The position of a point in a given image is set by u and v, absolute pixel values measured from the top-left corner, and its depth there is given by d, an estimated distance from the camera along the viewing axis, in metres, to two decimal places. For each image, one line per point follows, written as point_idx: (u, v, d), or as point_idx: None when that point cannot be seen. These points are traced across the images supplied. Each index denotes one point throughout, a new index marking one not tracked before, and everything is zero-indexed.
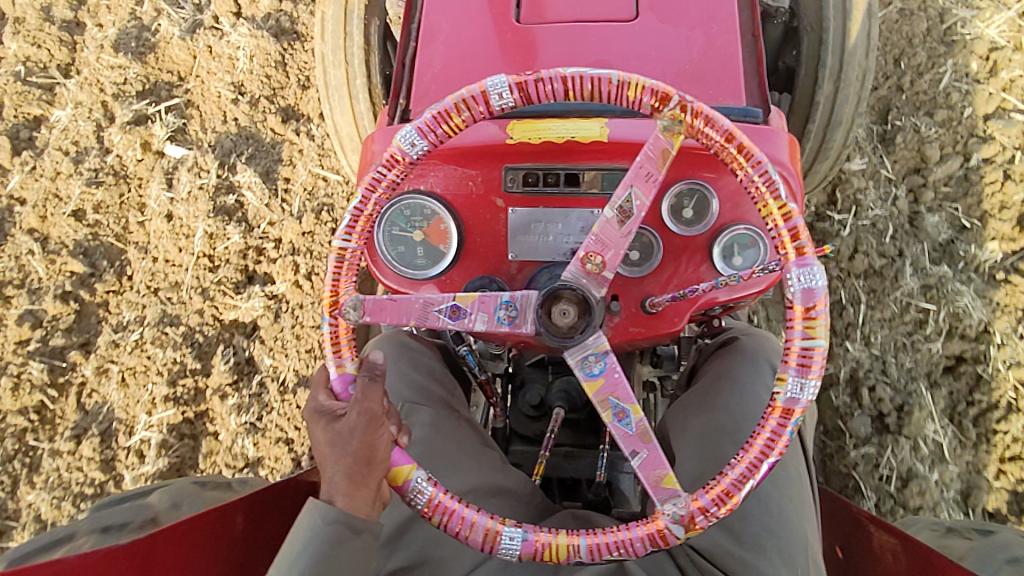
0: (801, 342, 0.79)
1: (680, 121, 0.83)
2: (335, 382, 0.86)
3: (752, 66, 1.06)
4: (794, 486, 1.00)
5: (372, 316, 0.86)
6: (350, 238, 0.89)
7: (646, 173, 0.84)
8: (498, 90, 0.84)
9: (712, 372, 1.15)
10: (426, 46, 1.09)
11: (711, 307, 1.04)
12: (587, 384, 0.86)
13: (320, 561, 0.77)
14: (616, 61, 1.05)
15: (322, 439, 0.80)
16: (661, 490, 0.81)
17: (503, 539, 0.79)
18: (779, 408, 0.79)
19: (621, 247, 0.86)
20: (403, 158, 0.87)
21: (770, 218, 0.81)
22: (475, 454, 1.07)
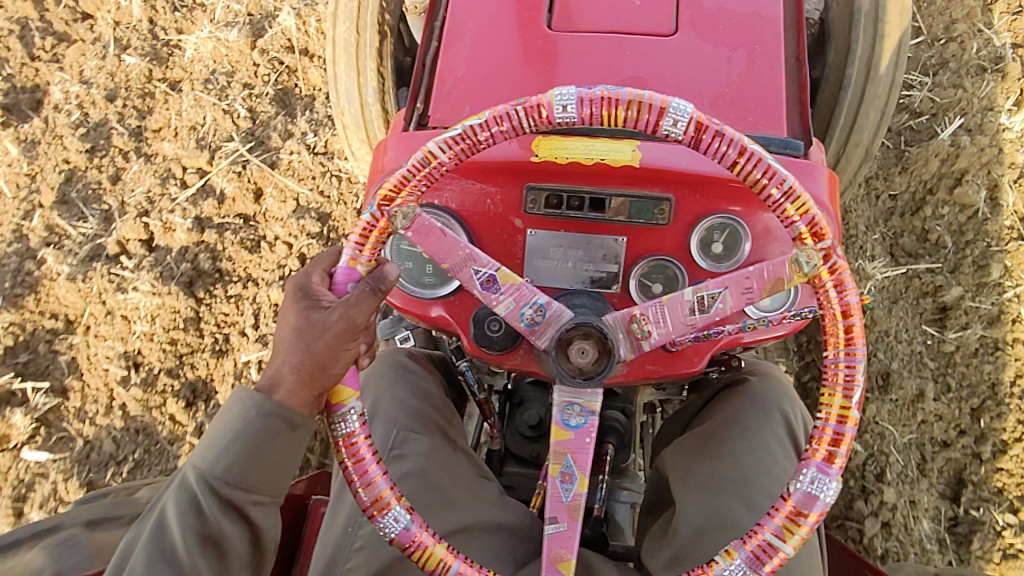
0: (771, 535, 0.73)
1: (812, 267, 0.76)
2: (341, 273, 0.79)
3: (795, 94, 0.99)
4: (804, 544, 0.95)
5: (416, 236, 0.83)
6: (444, 150, 0.79)
7: (746, 287, 0.81)
8: (676, 116, 0.75)
9: (716, 414, 1.09)
10: (449, 47, 1.03)
11: (733, 348, 0.98)
12: (556, 428, 0.81)
13: (249, 454, 0.73)
14: (651, 79, 0.98)
15: (292, 323, 0.75)
16: (552, 569, 0.78)
17: (388, 514, 0.74)
18: (707, 572, 0.73)
19: (675, 331, 0.81)
20: (548, 118, 0.76)
21: (827, 407, 0.75)
22: (470, 489, 1.00)
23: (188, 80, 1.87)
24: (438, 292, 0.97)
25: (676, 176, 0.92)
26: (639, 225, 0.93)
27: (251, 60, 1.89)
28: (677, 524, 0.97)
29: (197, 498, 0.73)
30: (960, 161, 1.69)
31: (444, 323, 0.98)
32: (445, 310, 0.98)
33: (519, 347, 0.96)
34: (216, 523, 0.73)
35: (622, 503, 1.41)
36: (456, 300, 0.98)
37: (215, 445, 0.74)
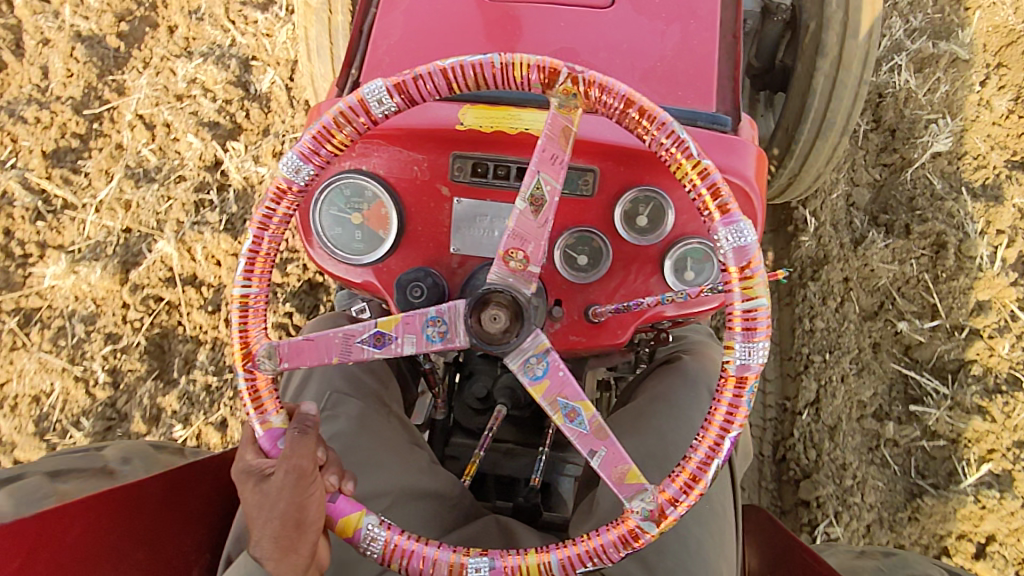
0: (742, 305, 0.74)
1: (573, 96, 0.77)
2: (261, 438, 0.81)
3: (728, 70, 0.99)
4: (717, 517, 0.93)
5: (290, 361, 0.82)
6: (251, 283, 0.83)
7: (550, 156, 0.80)
8: (376, 96, 0.80)
9: (650, 392, 1.08)
10: (385, 14, 1.02)
11: (659, 321, 0.99)
12: (533, 387, 0.81)
13: None
14: (584, 51, 0.98)
15: (250, 501, 0.77)
16: (626, 486, 0.77)
17: (469, 570, 0.75)
18: (733, 378, 0.74)
19: (541, 239, 0.81)
20: (288, 186, 0.82)
21: (686, 178, 0.75)
22: (398, 453, 1.04)
23: (47, 309, 1.75)
24: (363, 260, 0.97)
25: (600, 148, 0.93)
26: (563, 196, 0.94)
27: (118, 298, 1.76)
28: (599, 498, 0.97)
29: None
30: (986, 523, 1.63)
31: (371, 288, 0.99)
32: (372, 276, 0.99)
33: None
34: None
35: (566, 475, 1.41)
36: (384, 265, 0.99)
37: None
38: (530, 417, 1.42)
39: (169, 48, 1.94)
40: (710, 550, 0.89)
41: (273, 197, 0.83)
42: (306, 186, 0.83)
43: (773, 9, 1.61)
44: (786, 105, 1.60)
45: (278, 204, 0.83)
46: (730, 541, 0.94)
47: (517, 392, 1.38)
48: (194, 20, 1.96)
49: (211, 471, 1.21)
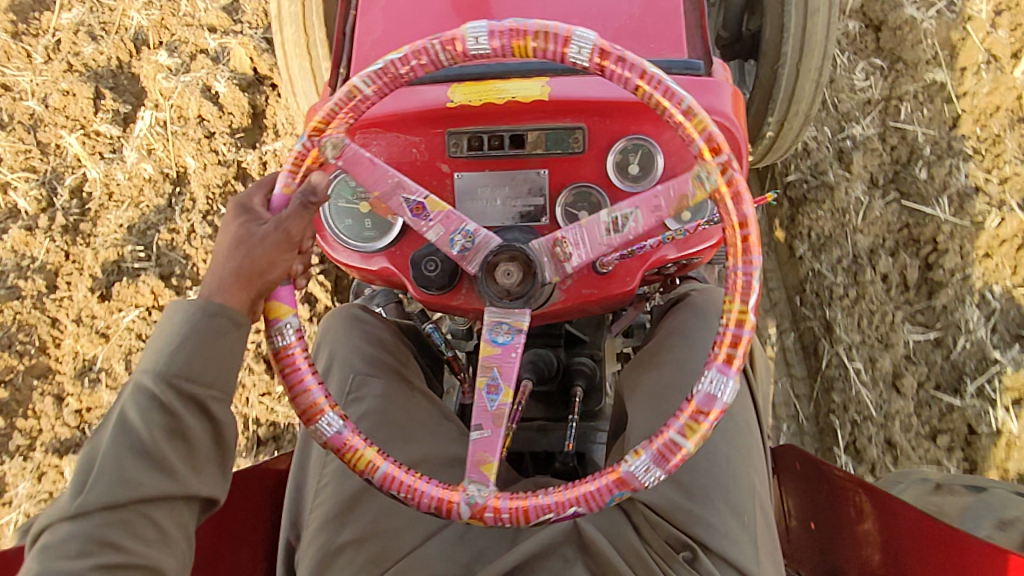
0: (677, 433, 0.78)
1: (701, 176, 0.82)
2: (277, 194, 0.85)
3: (695, 20, 1.05)
4: (746, 437, 0.98)
5: (347, 165, 0.88)
6: (367, 84, 0.84)
7: (655, 205, 0.86)
8: (582, 44, 0.78)
9: (665, 330, 1.13)
10: (365, 14, 1.08)
11: (663, 265, 1.04)
12: (484, 344, 0.87)
13: (201, 344, 0.75)
14: (557, 20, 1.04)
15: (232, 234, 0.80)
16: (476, 471, 0.82)
17: (322, 419, 0.83)
18: (616, 476, 0.79)
19: (595, 252, 0.86)
20: (461, 48, 0.80)
21: (726, 315, 0.80)
22: (428, 425, 1.05)
23: None
24: (377, 246, 1.03)
25: (584, 105, 0.97)
26: (556, 155, 0.99)
27: None
28: (629, 436, 1.01)
29: (154, 397, 0.73)
30: None
31: (389, 273, 1.04)
32: (387, 261, 1.03)
33: (461, 287, 1.00)
34: (178, 415, 0.73)
35: (598, 443, 1.46)
36: (396, 249, 1.03)
37: (166, 351, 0.75)
38: (556, 392, 1.45)
39: (58, 429, 1.66)
40: (739, 460, 0.95)
41: (444, 40, 0.80)
42: (473, 57, 0.81)
43: None
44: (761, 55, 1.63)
45: (442, 48, 0.81)
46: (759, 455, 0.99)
47: (540, 365, 1.39)
48: (86, 386, 1.69)
49: (255, 482, 1.25)
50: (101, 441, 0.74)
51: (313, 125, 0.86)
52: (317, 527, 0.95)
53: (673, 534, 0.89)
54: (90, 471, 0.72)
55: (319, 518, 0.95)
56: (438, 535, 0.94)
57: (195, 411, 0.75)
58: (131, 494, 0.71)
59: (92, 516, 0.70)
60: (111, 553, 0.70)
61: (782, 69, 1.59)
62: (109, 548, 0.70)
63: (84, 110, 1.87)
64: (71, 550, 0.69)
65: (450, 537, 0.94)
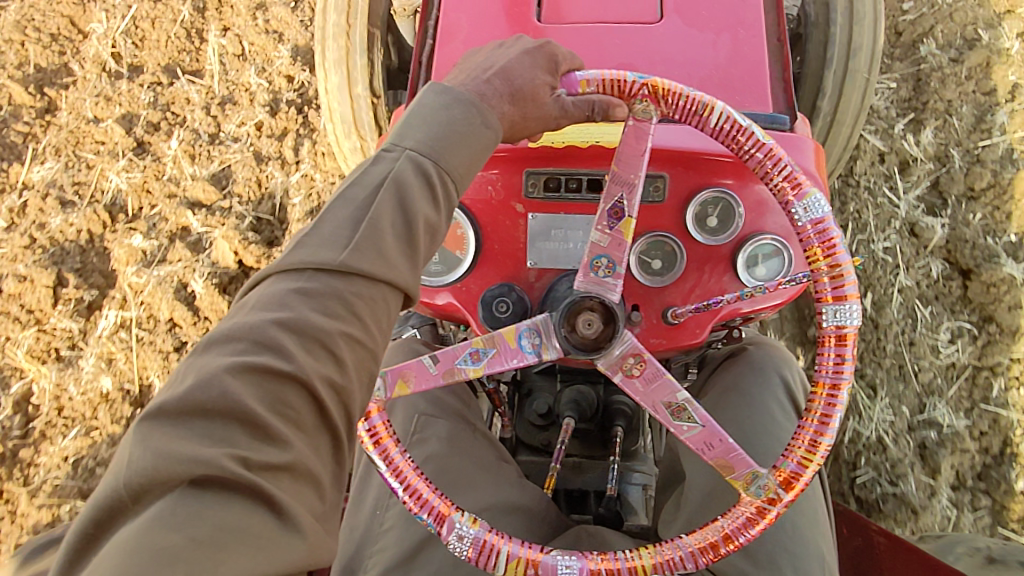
0: (508, 550, 0.77)
1: (755, 476, 0.79)
2: (577, 81, 0.83)
3: (779, 73, 1.03)
4: (812, 504, 0.96)
5: (631, 129, 0.83)
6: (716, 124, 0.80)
7: (710, 441, 0.82)
8: (842, 313, 0.76)
9: (720, 385, 1.09)
10: (443, 45, 1.07)
11: (733, 318, 1.02)
12: (512, 330, 0.84)
13: (457, 130, 0.68)
14: (641, 65, 1.03)
15: (522, 72, 0.78)
16: (393, 378, 0.85)
17: None
18: (446, 507, 0.79)
19: (641, 399, 0.84)
20: (788, 190, 0.78)
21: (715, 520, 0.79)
22: (492, 471, 1.03)
23: None
24: (445, 280, 1.00)
25: (667, 154, 0.96)
26: None
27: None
28: (686, 493, 0.99)
29: (398, 170, 0.64)
30: None
31: (453, 309, 1.02)
32: (452, 296, 1.02)
33: None
34: (417, 195, 0.64)
35: (633, 484, 1.44)
36: (463, 285, 1.01)
37: (418, 124, 0.67)
38: (595, 431, 1.43)
39: None
40: (808, 530, 0.92)
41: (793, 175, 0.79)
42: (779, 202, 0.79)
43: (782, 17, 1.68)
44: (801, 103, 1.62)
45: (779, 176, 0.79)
46: (823, 520, 0.97)
47: (583, 404, 1.37)
48: None
49: None
50: (358, 198, 0.63)
51: (656, 81, 0.81)
52: (379, 575, 0.92)
53: None
54: (358, 229, 0.62)
55: (382, 565, 0.93)
56: None
57: (448, 219, 0.68)
58: (362, 263, 0.60)
59: (352, 281, 0.60)
60: (353, 325, 0.59)
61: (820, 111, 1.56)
62: (352, 319, 0.59)
63: (41, 300, 1.68)
64: (234, 348, 0.56)
65: None
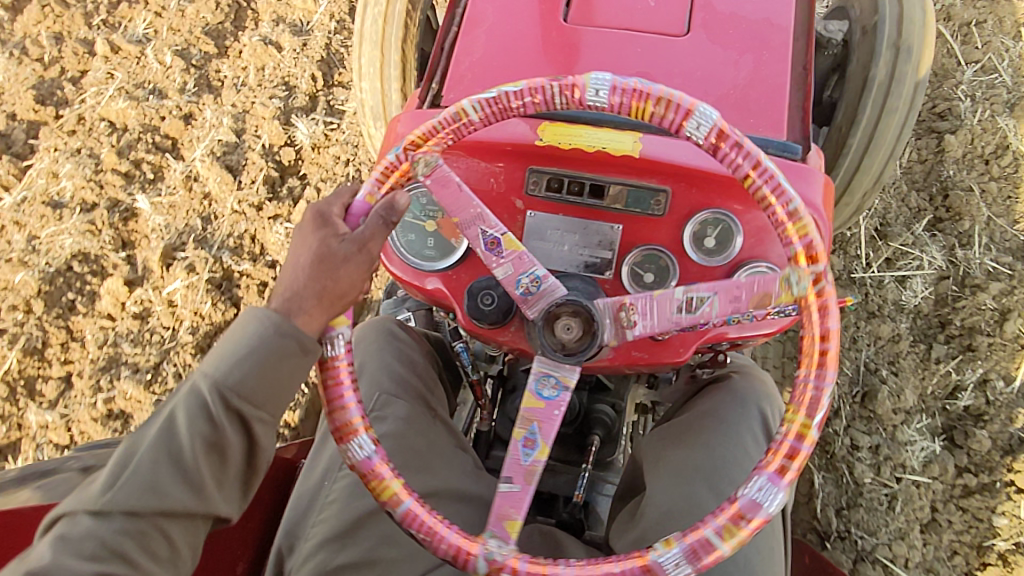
0: (711, 530, 0.73)
1: (799, 290, 0.79)
2: (359, 204, 0.83)
3: (798, 100, 1.01)
4: (767, 541, 0.96)
5: (435, 181, 0.86)
6: (476, 108, 0.86)
7: (736, 295, 0.81)
8: (700, 122, 0.80)
9: (701, 408, 1.08)
10: (466, 32, 1.07)
11: (719, 342, 1.01)
12: (529, 397, 0.83)
13: (257, 364, 0.71)
14: (659, 75, 1.02)
15: (315, 245, 0.76)
16: (497, 526, 0.79)
17: (356, 440, 0.80)
18: (645, 561, 0.73)
19: (659, 327, 0.83)
20: (579, 89, 0.81)
21: (785, 424, 0.77)
22: (446, 457, 1.04)
23: None
24: (436, 266, 1.01)
25: (673, 169, 0.95)
26: (634, 214, 0.97)
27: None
28: (645, 507, 0.97)
29: (204, 403, 0.70)
30: None
31: (441, 295, 1.02)
32: (442, 283, 1.01)
33: (511, 326, 0.99)
34: (221, 428, 0.70)
35: (604, 495, 1.45)
36: (453, 273, 1.01)
37: (222, 362, 0.72)
38: (571, 435, 1.44)
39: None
40: (758, 564, 0.92)
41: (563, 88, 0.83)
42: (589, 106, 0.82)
43: (824, 43, 1.64)
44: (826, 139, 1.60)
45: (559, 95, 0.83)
46: (778, 562, 0.97)
47: None
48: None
49: None
50: (142, 437, 0.72)
51: (411, 138, 0.88)
52: (315, 546, 0.94)
53: None
54: (123, 470, 0.69)
55: (321, 535, 0.94)
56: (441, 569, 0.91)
57: (240, 448, 0.72)
58: (155, 504, 0.68)
59: (112, 521, 0.68)
60: (123, 564, 0.67)
61: (846, 158, 1.52)
62: (121, 559, 0.67)
63: None
64: None
65: None
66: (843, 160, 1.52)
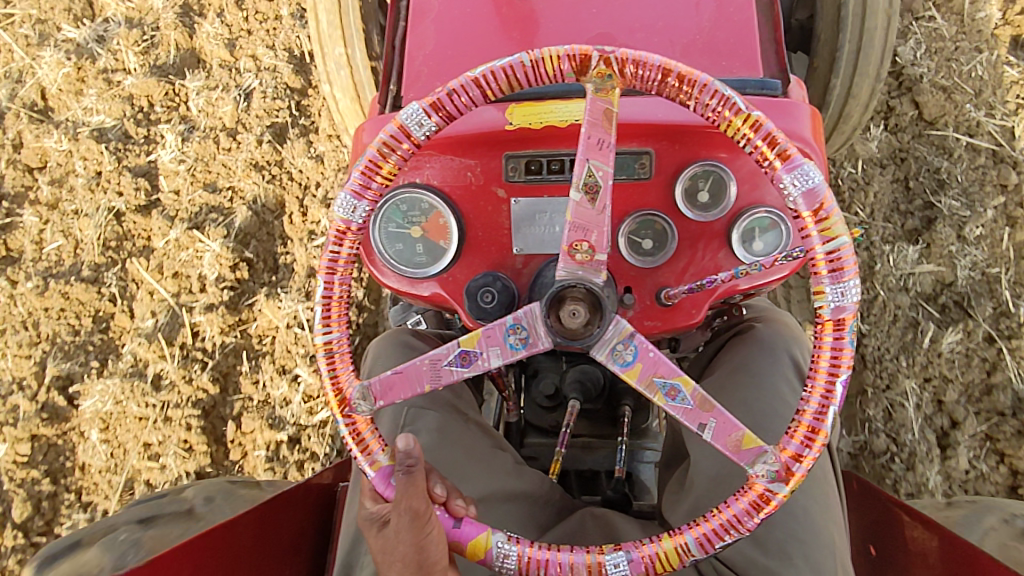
0: (824, 247, 0.73)
1: (608, 77, 0.75)
2: (375, 480, 0.79)
3: (768, 34, 0.98)
4: (819, 486, 0.90)
5: (385, 398, 0.82)
6: (331, 329, 0.83)
7: (597, 141, 0.78)
8: (415, 119, 0.80)
9: (728, 364, 1.04)
10: (415, 26, 1.03)
11: (731, 296, 0.97)
12: (627, 374, 0.79)
13: None
14: (620, 34, 0.97)
15: (376, 547, 0.75)
16: (745, 453, 0.75)
17: (608, 567, 0.74)
18: (830, 321, 0.73)
19: (603, 225, 0.79)
20: (348, 225, 0.82)
21: (739, 134, 0.74)
22: (485, 460, 1.01)
23: None
24: (430, 272, 0.97)
25: (652, 129, 0.91)
26: (621, 181, 0.93)
27: None
28: (692, 476, 0.96)
29: None
30: None
31: (441, 299, 0.99)
32: (438, 287, 0.99)
33: None
34: None
35: (646, 463, 1.43)
36: (449, 275, 0.99)
37: None
38: (602, 410, 1.40)
39: None
40: (819, 514, 0.87)
41: (335, 239, 0.83)
42: (365, 223, 0.83)
43: None
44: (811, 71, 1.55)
45: (341, 245, 0.83)
46: (835, 506, 0.91)
47: (587, 386, 1.33)
48: None
49: (295, 503, 1.20)
50: None
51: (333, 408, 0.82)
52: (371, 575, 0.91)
53: None
54: None
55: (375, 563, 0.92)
56: None
57: None
58: None
59: None
60: None
61: (834, 84, 1.49)
62: None
63: None
64: None
65: None
66: (832, 87, 1.49)
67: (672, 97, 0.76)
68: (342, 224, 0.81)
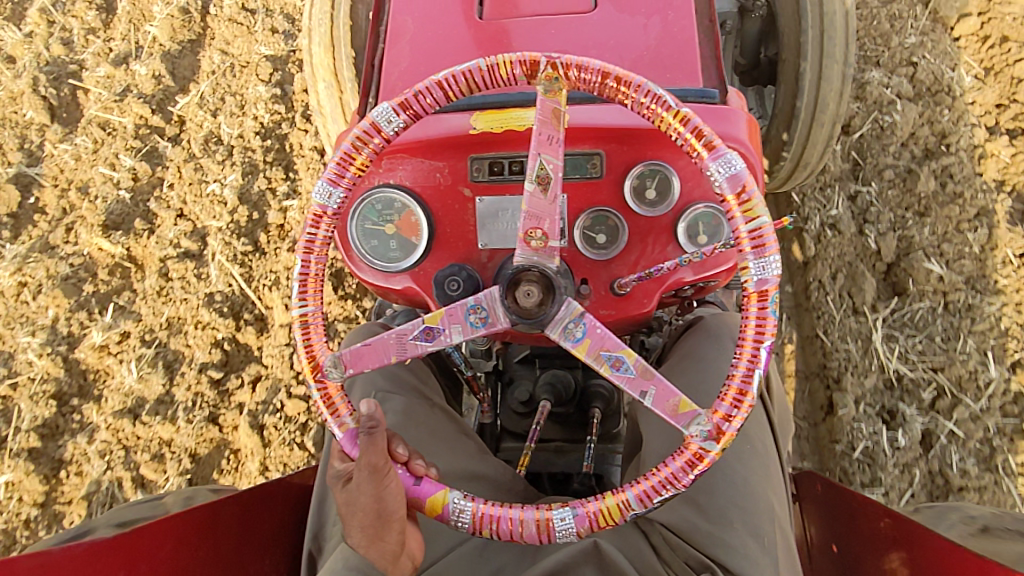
0: (747, 226, 0.81)
1: (556, 79, 0.84)
2: (342, 440, 0.87)
3: (710, 51, 1.09)
4: (760, 459, 1.00)
5: (354, 367, 0.89)
6: (306, 303, 0.91)
7: (547, 137, 0.86)
8: (385, 117, 0.89)
9: (678, 354, 1.12)
10: (393, 45, 1.14)
11: (681, 287, 1.06)
12: (576, 349, 0.86)
13: None
14: (577, 51, 1.08)
15: (339, 501, 0.82)
16: (682, 416, 0.82)
17: (555, 523, 0.80)
18: (754, 294, 0.81)
19: (555, 214, 0.87)
20: (324, 211, 0.91)
21: (671, 129, 0.83)
22: (449, 441, 1.08)
23: None
24: (403, 266, 1.05)
25: (603, 133, 1.01)
26: (576, 181, 1.03)
27: None
28: (645, 458, 1.05)
29: None
30: None
31: (413, 292, 1.07)
32: (411, 281, 1.07)
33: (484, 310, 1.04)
34: None
35: (616, 466, 1.47)
36: (421, 269, 1.07)
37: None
38: (574, 415, 1.46)
39: None
40: (758, 484, 0.96)
41: (313, 222, 0.92)
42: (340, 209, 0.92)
43: (749, 8, 1.72)
44: (776, 104, 1.67)
45: (318, 228, 0.92)
46: (777, 479, 1.01)
47: (557, 387, 1.40)
48: None
49: (278, 495, 1.25)
50: None
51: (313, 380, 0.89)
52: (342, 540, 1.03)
53: (692, 555, 0.91)
54: None
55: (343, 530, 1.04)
56: (460, 548, 1.00)
57: None
58: None
59: None
60: None
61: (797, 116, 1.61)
62: None
63: None
64: None
65: (470, 552, 0.99)
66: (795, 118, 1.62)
67: (611, 97, 0.85)
68: (319, 209, 0.90)
